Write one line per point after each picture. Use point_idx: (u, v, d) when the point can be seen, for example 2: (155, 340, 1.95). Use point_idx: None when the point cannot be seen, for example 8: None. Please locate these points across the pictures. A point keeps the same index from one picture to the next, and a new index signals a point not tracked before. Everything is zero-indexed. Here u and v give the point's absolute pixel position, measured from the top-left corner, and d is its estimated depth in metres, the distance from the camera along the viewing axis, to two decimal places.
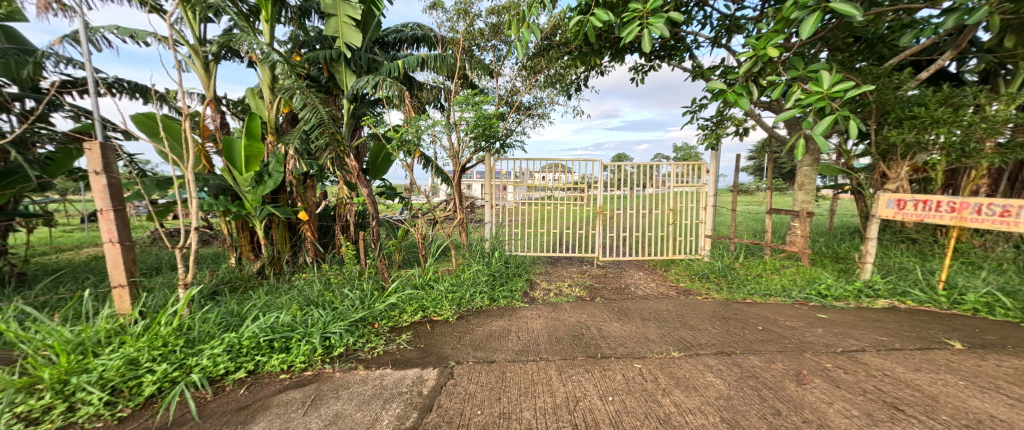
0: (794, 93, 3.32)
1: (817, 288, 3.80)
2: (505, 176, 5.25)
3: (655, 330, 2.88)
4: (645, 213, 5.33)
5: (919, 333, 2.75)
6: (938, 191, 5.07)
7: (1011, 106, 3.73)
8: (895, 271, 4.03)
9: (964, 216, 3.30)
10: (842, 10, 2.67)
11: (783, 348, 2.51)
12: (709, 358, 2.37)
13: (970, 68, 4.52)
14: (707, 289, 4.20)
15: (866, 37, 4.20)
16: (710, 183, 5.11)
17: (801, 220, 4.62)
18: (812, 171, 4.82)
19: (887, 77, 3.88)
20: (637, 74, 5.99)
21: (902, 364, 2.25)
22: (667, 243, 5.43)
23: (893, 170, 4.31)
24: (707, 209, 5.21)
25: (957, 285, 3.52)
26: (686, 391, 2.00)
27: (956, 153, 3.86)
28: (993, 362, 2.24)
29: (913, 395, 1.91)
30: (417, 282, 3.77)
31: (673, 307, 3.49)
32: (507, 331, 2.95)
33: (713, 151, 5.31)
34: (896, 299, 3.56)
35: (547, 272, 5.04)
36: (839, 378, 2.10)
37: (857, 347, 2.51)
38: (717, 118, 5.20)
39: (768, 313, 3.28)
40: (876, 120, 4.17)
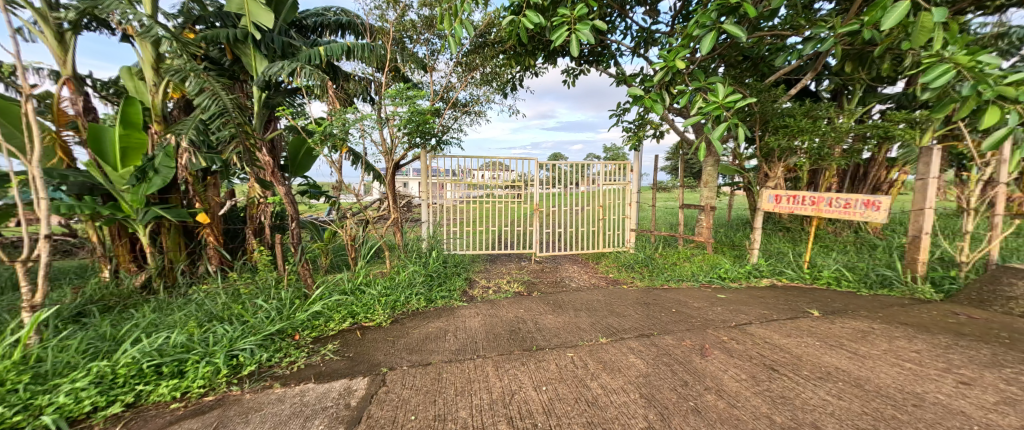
0: (697, 101, 3.75)
1: (719, 271, 4.38)
2: (443, 173, 5.12)
3: (586, 319, 3.06)
4: (577, 210, 5.60)
5: (791, 305, 3.32)
6: (805, 188, 6.16)
7: (852, 119, 4.67)
8: (775, 254, 4.81)
9: (821, 208, 4.04)
10: (732, 32, 3.09)
11: (691, 327, 2.85)
12: (632, 341, 2.58)
13: (824, 87, 5.56)
14: (632, 278, 4.60)
15: (752, 57, 4.92)
16: (634, 181, 5.57)
17: (707, 214, 5.28)
18: (714, 170, 5.51)
19: (767, 92, 4.60)
20: (569, 77, 6.27)
21: (778, 332, 2.70)
22: (598, 237, 5.78)
23: (773, 171, 5.13)
24: (632, 205, 5.62)
25: (816, 264, 4.32)
26: (612, 373, 2.16)
27: (815, 156, 4.72)
28: (839, 324, 2.80)
29: (785, 356, 2.30)
30: (346, 288, 3.52)
31: (603, 297, 3.75)
32: (444, 332, 2.90)
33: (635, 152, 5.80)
34: (775, 278, 4.25)
35: (486, 269, 5.06)
36: (732, 348, 2.44)
37: (747, 320, 2.95)
38: (639, 121, 5.67)
39: (680, 297, 3.69)
40: (760, 128, 4.92)
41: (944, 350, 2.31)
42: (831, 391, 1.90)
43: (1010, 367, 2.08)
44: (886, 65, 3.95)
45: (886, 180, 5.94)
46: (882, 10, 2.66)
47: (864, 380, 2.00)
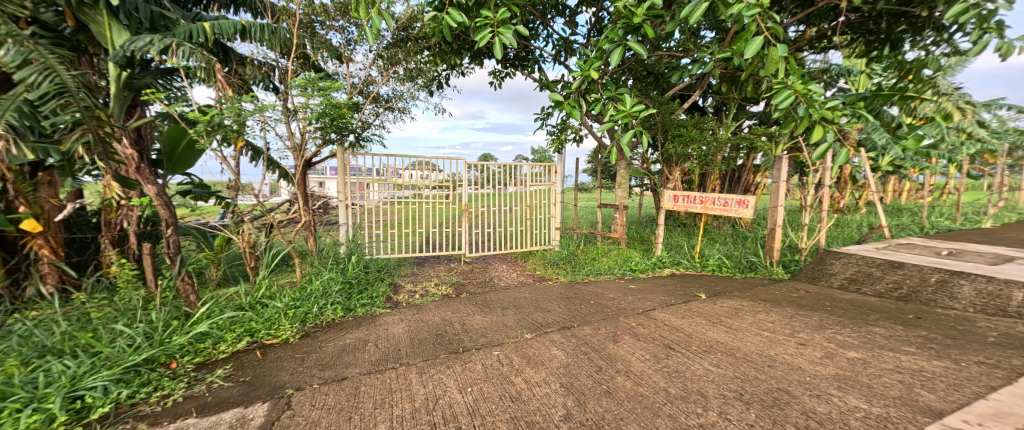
0: (609, 109, 4.08)
1: (631, 264, 4.84)
2: (365, 173, 4.75)
3: (513, 317, 3.12)
4: (506, 210, 5.68)
5: (686, 291, 3.82)
6: (697, 189, 7.13)
7: (730, 132, 5.55)
8: (674, 247, 5.49)
9: (708, 206, 4.73)
10: (636, 49, 3.43)
11: (606, 316, 3.10)
12: (555, 335, 2.70)
13: (708, 104, 6.54)
14: (556, 274, 4.83)
15: (654, 73, 5.54)
16: (559, 183, 5.87)
17: (620, 212, 5.79)
18: (626, 173, 6.07)
19: (666, 104, 5.22)
20: (495, 79, 6.34)
21: (676, 314, 3.08)
22: (525, 236, 5.95)
23: (672, 174, 5.84)
24: (556, 205, 5.92)
25: (705, 254, 5.04)
26: (535, 366, 2.24)
27: (703, 162, 5.51)
28: (720, 304, 3.31)
29: (680, 335, 2.63)
30: (243, 303, 3.07)
31: (529, 293, 3.87)
32: (364, 342, 2.70)
33: (558, 154, 6.10)
34: (674, 267, 4.85)
35: (413, 273, 4.85)
36: (639, 333, 2.71)
37: (652, 306, 3.31)
38: (560, 125, 5.98)
39: (598, 289, 3.99)
40: (662, 135, 5.56)
41: (791, 319, 2.88)
42: (713, 362, 2.23)
43: (831, 329, 2.68)
44: (751, 88, 4.79)
45: (755, 183, 7.18)
46: (747, 41, 3.20)
47: (737, 350, 2.38)
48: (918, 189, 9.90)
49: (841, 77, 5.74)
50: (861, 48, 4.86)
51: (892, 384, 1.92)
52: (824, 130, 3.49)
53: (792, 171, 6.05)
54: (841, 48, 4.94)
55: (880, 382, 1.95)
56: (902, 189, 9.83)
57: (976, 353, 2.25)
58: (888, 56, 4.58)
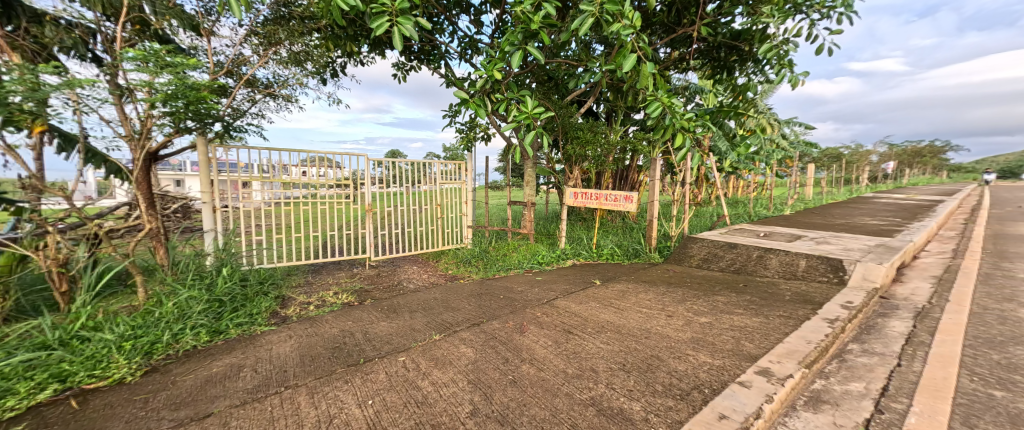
0: (511, 111, 4.22)
1: (538, 258, 5.11)
2: (242, 169, 4.06)
3: (421, 320, 3.02)
4: (416, 209, 5.41)
5: (585, 278, 4.20)
6: (593, 186, 7.89)
7: (619, 135, 6.25)
8: (575, 240, 5.99)
9: (602, 202, 5.27)
10: (534, 54, 3.61)
11: (513, 309, 3.23)
12: (465, 333, 2.70)
13: (600, 110, 7.29)
14: (468, 272, 4.82)
15: (554, 78, 5.93)
16: (470, 181, 5.82)
17: (528, 209, 6.04)
18: (534, 172, 6.24)
19: (565, 108, 5.63)
20: (399, 71, 6.03)
21: (575, 301, 3.37)
22: (437, 235, 5.78)
23: (572, 172, 6.34)
24: (468, 203, 5.86)
25: (601, 244, 5.62)
26: (442, 367, 2.22)
27: (597, 162, 6.11)
28: (612, 288, 3.73)
29: (578, 320, 2.89)
30: (48, 341, 2.36)
31: (440, 294, 3.80)
32: (239, 368, 2.32)
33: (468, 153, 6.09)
34: (575, 258, 5.29)
35: (308, 282, 4.33)
36: (542, 321, 2.89)
37: (554, 296, 3.56)
38: (469, 123, 5.98)
39: (508, 284, 4.12)
40: (562, 137, 5.99)
41: (663, 296, 3.41)
42: (604, 340, 2.50)
43: (691, 301, 3.25)
44: (632, 98, 5.49)
45: (638, 181, 8.25)
46: (625, 56, 3.65)
47: (622, 327, 2.72)
48: (749, 186, 12.62)
49: (697, 94, 6.96)
50: (708, 71, 5.96)
51: (729, 340, 2.43)
52: (685, 137, 4.18)
53: (664, 171, 7.12)
54: (696, 70, 5.99)
55: (722, 340, 2.43)
56: (739, 186, 12.41)
57: (781, 309, 2.98)
58: (726, 79, 5.72)
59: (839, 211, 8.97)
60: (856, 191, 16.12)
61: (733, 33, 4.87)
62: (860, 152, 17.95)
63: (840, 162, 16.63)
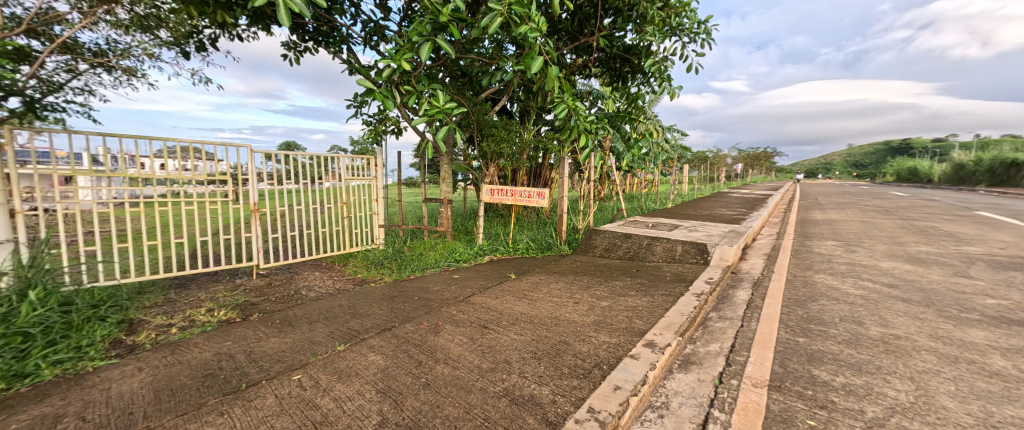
0: (422, 104, 4.03)
1: (455, 255, 5.03)
2: (65, 160, 3.15)
3: (322, 331, 2.71)
4: (318, 209, 4.82)
5: (500, 273, 4.27)
6: (509, 183, 8.07)
7: (532, 134, 6.47)
8: (493, 236, 6.05)
9: (518, 198, 5.40)
10: (444, 46, 3.49)
11: (428, 309, 3.11)
12: (374, 340, 2.51)
13: (513, 109, 7.48)
14: (381, 275, 4.51)
15: (467, 73, 5.88)
16: (380, 177, 5.40)
17: (445, 206, 5.87)
18: (450, 168, 5.98)
19: (480, 105, 5.63)
20: (291, 52, 5.33)
21: (491, 296, 3.39)
22: (344, 236, 5.20)
23: (489, 169, 6.35)
24: (378, 201, 5.43)
25: (517, 239, 5.77)
26: (347, 379, 2.02)
27: (512, 160, 6.20)
28: (526, 281, 3.85)
29: (493, 314, 2.91)
30: None
31: (346, 300, 3.47)
32: (58, 417, 1.77)
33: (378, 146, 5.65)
34: (492, 254, 5.35)
35: (173, 299, 3.57)
36: (458, 319, 2.84)
37: (470, 292, 3.53)
38: (377, 115, 5.56)
39: (423, 284, 3.97)
40: (478, 133, 5.96)
41: (571, 285, 3.64)
42: (518, 332, 2.56)
43: (594, 287, 3.54)
44: (542, 99, 5.75)
45: (550, 178, 8.69)
46: (533, 58, 3.78)
47: (535, 317, 2.83)
48: (642, 183, 14.30)
49: (599, 100, 7.61)
50: (607, 79, 6.53)
51: (624, 320, 2.70)
52: (589, 138, 4.52)
53: (572, 169, 7.62)
54: (597, 77, 6.55)
55: (620, 320, 2.69)
56: (635, 184, 13.94)
57: (665, 289, 3.42)
58: (621, 87, 6.33)
59: (708, 205, 10.69)
60: (720, 188, 19.45)
61: (626, 46, 5.41)
62: (720, 156, 21.80)
63: (708, 164, 19.92)
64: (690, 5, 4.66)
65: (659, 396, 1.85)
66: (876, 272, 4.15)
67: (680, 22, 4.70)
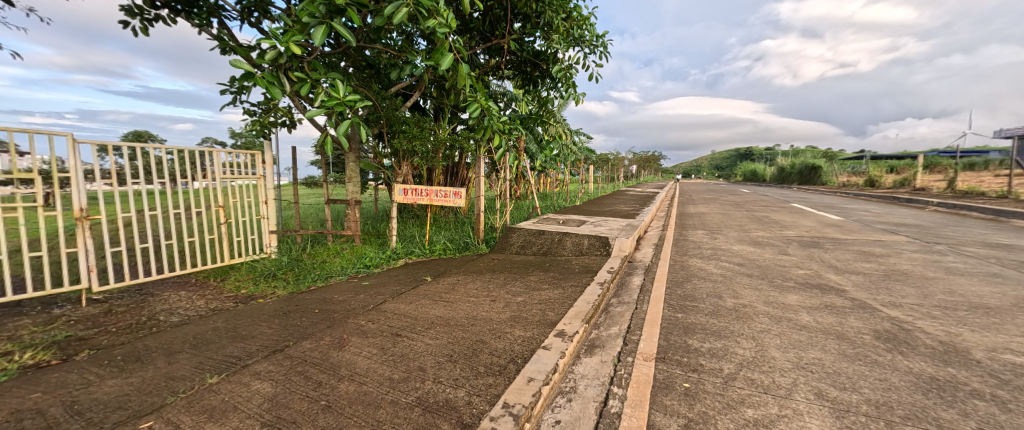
0: (319, 94, 3.60)
1: (364, 260, 4.64)
2: None
3: (189, 362, 2.23)
4: (181, 214, 3.75)
5: (416, 277, 4.08)
6: (424, 182, 7.78)
7: (448, 132, 6.30)
8: (408, 238, 5.74)
9: (433, 197, 5.23)
10: (341, 32, 3.15)
11: (331, 322, 2.80)
12: (260, 365, 2.15)
13: (427, 105, 7.22)
14: (273, 289, 3.83)
15: (373, 64, 5.48)
16: (269, 176, 4.60)
17: (352, 208, 5.36)
18: (356, 166, 5.47)
19: (388, 99, 5.28)
20: (134, 19, 4.30)
21: (405, 301, 3.21)
22: (221, 246, 4.21)
23: (401, 168, 5.95)
24: (269, 204, 4.61)
25: (433, 240, 5.58)
26: (222, 416, 1.69)
27: (427, 159, 5.88)
28: (443, 282, 3.75)
29: (406, 320, 2.76)
30: None
31: (224, 321, 2.92)
32: None
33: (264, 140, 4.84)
34: (407, 257, 5.09)
35: None
36: (367, 330, 2.62)
37: (382, 300, 3.29)
38: (263, 104, 4.80)
39: (325, 294, 3.57)
40: (387, 128, 5.57)
41: (488, 283, 3.67)
42: (433, 336, 2.47)
43: (510, 284, 3.62)
44: (455, 97, 5.65)
45: (468, 177, 8.61)
46: (443, 54, 3.68)
47: (451, 319, 2.76)
48: (555, 183, 15.21)
49: (513, 101, 7.80)
50: (519, 82, 6.74)
51: (538, 313, 2.81)
52: (502, 138, 4.60)
53: (489, 169, 7.68)
54: (510, 79, 6.71)
55: (534, 313, 2.80)
56: (547, 183, 14.69)
57: (574, 280, 3.68)
58: (533, 91, 6.60)
59: (609, 202, 11.84)
60: (618, 187, 21.76)
61: (535, 52, 5.64)
62: (619, 158, 24.39)
63: (608, 165, 22.13)
64: (590, 19, 5.04)
65: (567, 382, 1.96)
66: (734, 254, 5.09)
67: (582, 34, 5.07)
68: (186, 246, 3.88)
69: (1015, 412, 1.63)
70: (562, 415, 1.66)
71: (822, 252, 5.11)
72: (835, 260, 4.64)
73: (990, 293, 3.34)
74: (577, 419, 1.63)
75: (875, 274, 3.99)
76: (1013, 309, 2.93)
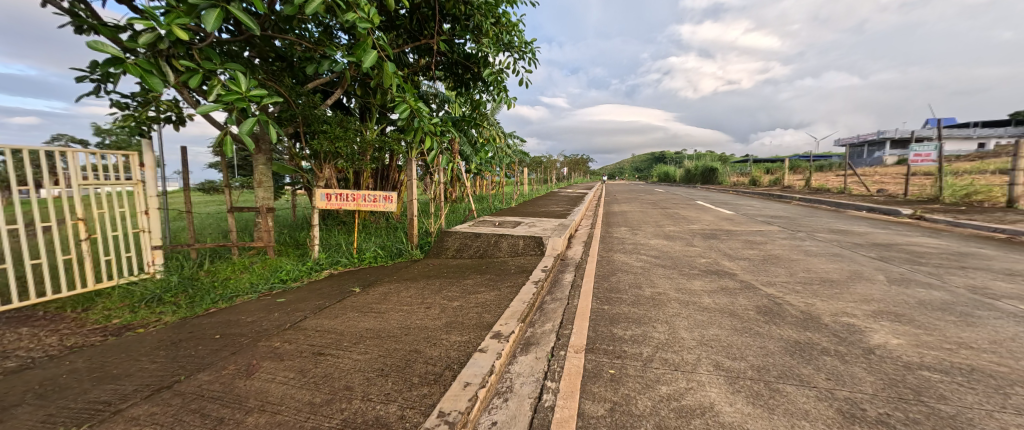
0: (214, 86, 3.13)
1: (280, 275, 4.16)
2: None
3: (33, 417, 1.77)
4: (20, 231, 2.95)
5: (341, 289, 3.77)
6: (350, 186, 7.25)
7: (375, 133, 5.94)
8: (332, 247, 5.29)
9: (360, 203, 4.89)
10: (241, 18, 2.77)
11: (237, 348, 2.45)
12: (139, 408, 1.79)
13: (351, 104, 6.76)
14: (158, 315, 3.21)
15: (284, 57, 4.95)
16: (150, 181, 3.87)
17: (264, 216, 4.76)
18: (267, 169, 4.87)
19: (304, 96, 4.82)
20: None
21: (329, 316, 2.95)
22: (83, 268, 3.37)
23: (322, 171, 5.33)
24: (150, 214, 3.88)
25: (362, 248, 5.23)
26: None
27: (351, 161, 5.34)
28: (374, 293, 3.53)
29: (330, 337, 2.54)
30: None
31: (87, 360, 2.38)
32: None
33: (141, 139, 4.05)
34: (332, 268, 4.68)
35: None
36: (283, 352, 2.35)
37: (301, 317, 2.98)
38: (139, 96, 4.03)
39: (229, 317, 3.11)
40: (304, 128, 5.07)
41: (423, 290, 3.54)
42: (361, 351, 2.30)
43: (446, 289, 3.54)
44: (382, 96, 5.36)
45: (400, 180, 8.18)
46: (365, 51, 3.47)
47: (382, 331, 2.61)
48: (489, 185, 15.32)
49: (445, 103, 7.66)
50: (451, 83, 6.64)
51: (474, 316, 2.80)
52: (433, 140, 4.49)
53: (422, 172, 7.43)
54: (441, 80, 6.58)
55: (470, 317, 2.78)
56: (482, 185, 14.71)
57: (510, 280, 3.74)
58: (465, 93, 6.55)
59: (542, 202, 12.27)
60: (550, 188, 22.67)
61: (465, 54, 5.61)
62: (549, 161, 25.46)
63: (540, 167, 22.95)
64: (518, 26, 5.16)
65: (504, 382, 1.98)
66: (651, 248, 5.64)
67: (512, 39, 5.18)
68: (32, 271, 3.04)
69: (851, 362, 2.07)
70: (498, 415, 1.68)
71: (719, 242, 5.91)
72: (728, 249, 5.41)
73: (835, 269, 4.18)
74: (513, 418, 1.65)
75: (757, 259, 4.73)
76: (849, 280, 3.71)
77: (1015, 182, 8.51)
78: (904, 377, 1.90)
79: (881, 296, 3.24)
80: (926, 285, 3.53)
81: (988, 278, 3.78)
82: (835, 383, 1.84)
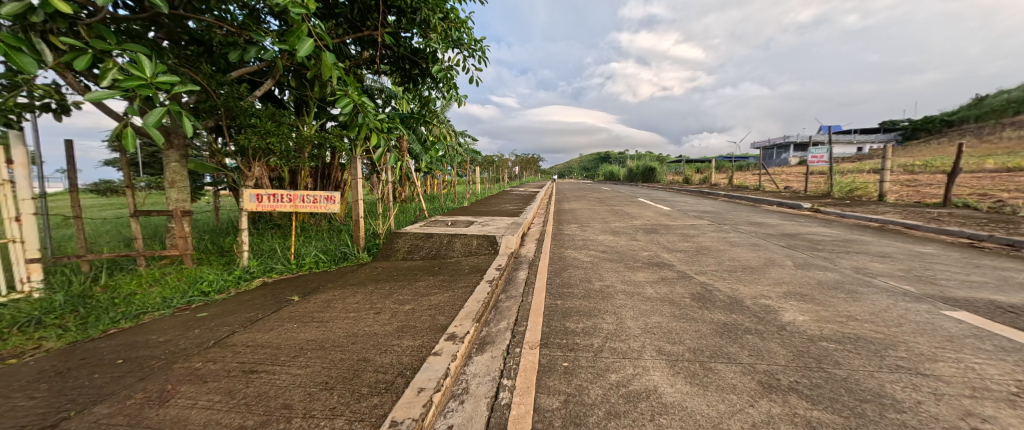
0: (109, 70, 2.67)
1: (200, 287, 3.67)
2: None
3: None
4: None
5: (276, 299, 3.43)
6: (286, 186, 6.66)
7: (313, 128, 5.50)
8: (265, 252, 4.81)
9: (297, 204, 4.48)
10: None
11: (147, 373, 2.13)
12: None
13: (284, 96, 6.19)
14: (38, 340, 2.67)
15: (200, 41, 4.39)
16: (20, 182, 3.21)
17: (179, 221, 4.18)
18: (181, 167, 4.28)
19: (227, 85, 4.31)
20: None
21: (262, 329, 2.67)
22: None
23: (250, 169, 4.83)
24: (23, 222, 3.22)
25: (300, 253, 4.81)
26: None
27: (286, 158, 4.92)
28: (314, 301, 3.26)
29: (265, 352, 2.30)
30: None
31: None
32: None
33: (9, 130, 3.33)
34: (266, 276, 4.25)
35: None
36: (206, 373, 2.08)
37: (229, 332, 2.67)
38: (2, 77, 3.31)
39: (135, 338, 2.68)
40: (227, 121, 4.53)
41: (371, 295, 3.34)
42: (301, 365, 2.11)
43: (396, 293, 3.38)
44: (319, 88, 4.97)
45: (343, 180, 7.71)
46: (300, 38, 3.18)
47: (325, 341, 2.42)
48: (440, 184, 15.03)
49: (392, 99, 7.34)
50: (397, 78, 6.37)
51: (428, 318, 2.71)
52: (379, 137, 4.26)
53: (367, 170, 7.05)
54: (387, 74, 6.28)
55: (423, 320, 2.69)
56: (433, 184, 14.38)
57: (464, 280, 3.68)
58: (413, 89, 6.34)
59: (495, 201, 12.29)
60: (501, 187, 22.79)
61: (412, 49, 5.40)
62: (500, 160, 25.64)
63: (491, 166, 22.98)
64: (467, 23, 5.07)
65: (459, 383, 1.94)
66: (600, 243, 5.90)
67: (461, 37, 5.11)
68: None
69: (768, 339, 2.33)
70: (455, 418, 1.64)
71: (659, 236, 6.36)
72: (667, 242, 5.84)
73: (754, 257, 4.71)
74: (469, 420, 1.63)
75: (691, 250, 5.18)
76: (765, 266, 4.20)
77: (884, 180, 10.24)
78: (809, 347, 2.20)
79: (789, 279, 3.71)
80: (823, 268, 4.12)
81: (867, 260, 4.50)
82: (756, 358, 2.06)
